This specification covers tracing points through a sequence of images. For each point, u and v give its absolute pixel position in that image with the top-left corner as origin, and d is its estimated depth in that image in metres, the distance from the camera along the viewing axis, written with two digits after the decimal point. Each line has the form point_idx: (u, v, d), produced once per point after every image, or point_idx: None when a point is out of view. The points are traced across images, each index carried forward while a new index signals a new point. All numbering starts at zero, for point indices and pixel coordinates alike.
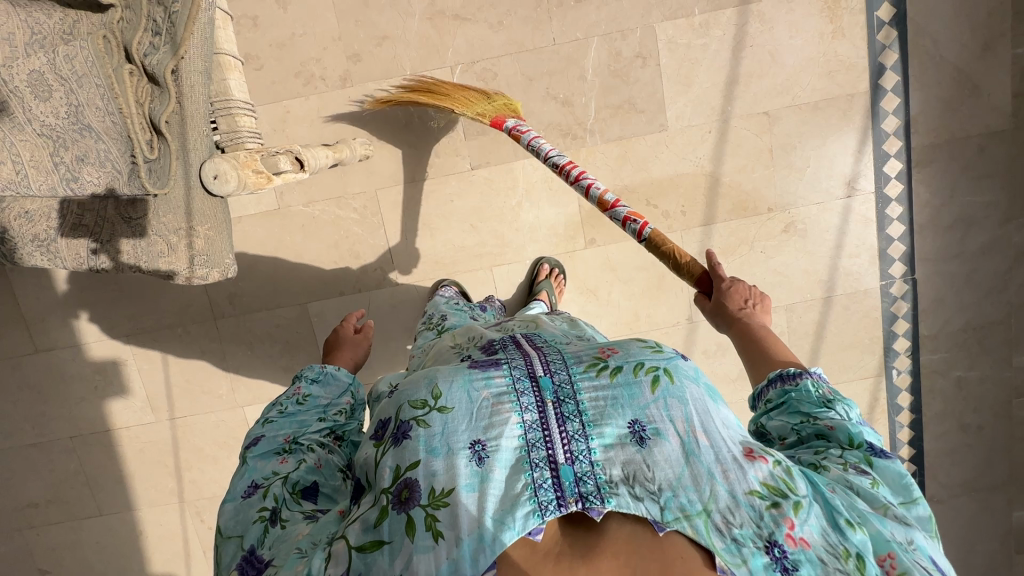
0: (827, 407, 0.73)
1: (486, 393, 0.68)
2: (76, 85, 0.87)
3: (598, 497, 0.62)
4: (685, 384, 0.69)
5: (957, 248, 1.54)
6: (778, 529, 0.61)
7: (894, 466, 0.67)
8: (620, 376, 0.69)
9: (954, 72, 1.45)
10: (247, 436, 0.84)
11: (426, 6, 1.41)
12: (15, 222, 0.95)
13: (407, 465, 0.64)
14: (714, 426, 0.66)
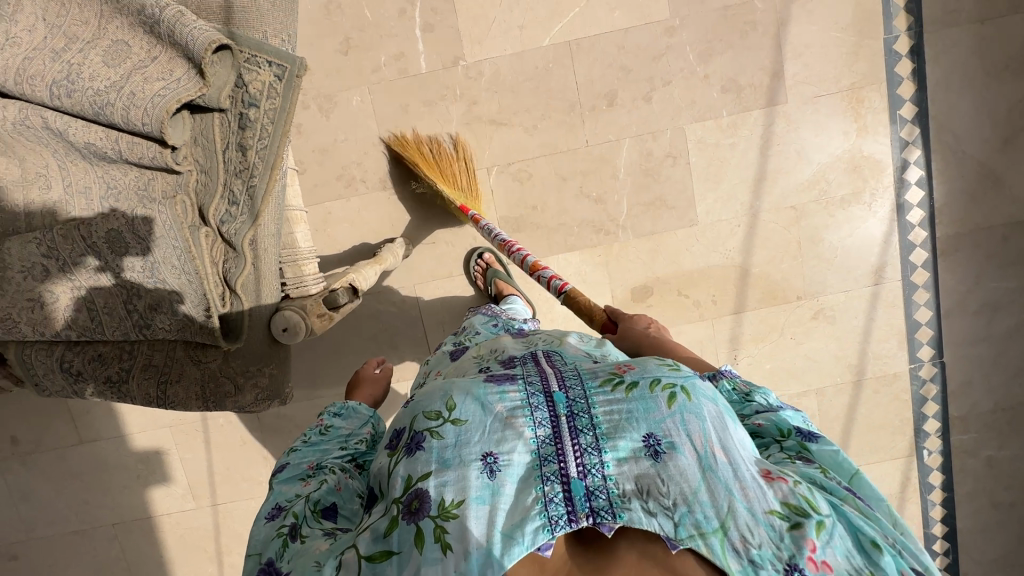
0: (748, 402, 0.72)
1: (500, 407, 0.64)
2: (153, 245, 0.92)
3: (609, 511, 0.58)
4: (704, 402, 0.62)
5: (984, 332, 1.57)
6: (799, 552, 0.55)
7: (827, 445, 0.66)
8: (636, 391, 0.63)
9: (976, 165, 1.49)
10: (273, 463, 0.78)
11: (463, 113, 1.46)
12: (89, 366, 0.99)
13: (418, 476, 0.61)
14: (733, 443, 0.60)
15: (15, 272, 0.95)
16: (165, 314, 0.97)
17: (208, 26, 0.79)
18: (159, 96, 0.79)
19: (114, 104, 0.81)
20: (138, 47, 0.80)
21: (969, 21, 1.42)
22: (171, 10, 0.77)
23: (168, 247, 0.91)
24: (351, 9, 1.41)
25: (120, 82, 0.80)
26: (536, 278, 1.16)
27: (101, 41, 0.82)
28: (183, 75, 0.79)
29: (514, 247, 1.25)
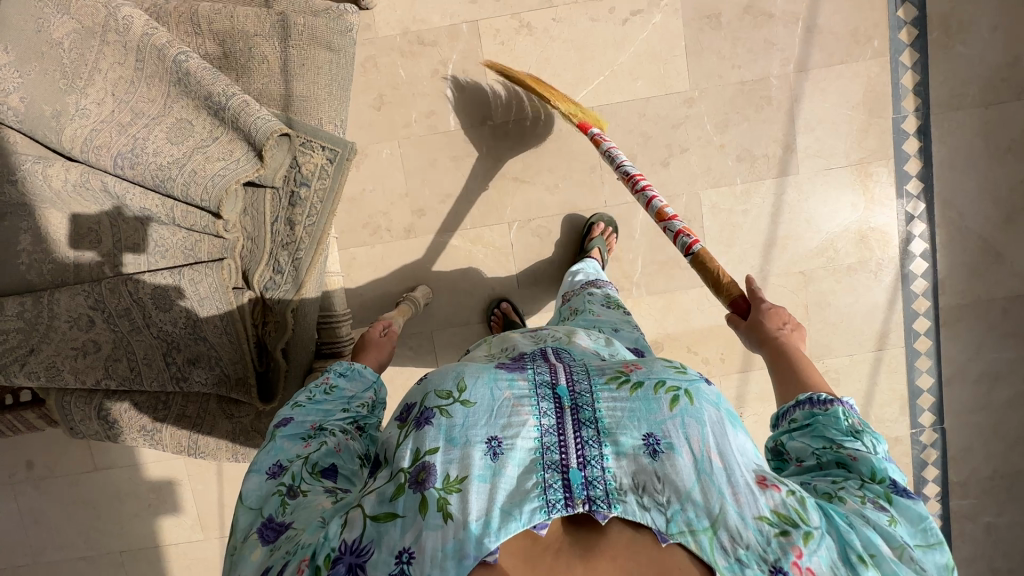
0: (855, 437, 0.71)
1: (508, 393, 0.69)
2: (197, 304, 0.97)
3: (606, 502, 0.62)
4: (707, 407, 0.67)
5: (984, 400, 1.61)
6: (784, 556, 0.60)
7: (916, 507, 0.65)
8: (640, 391, 0.69)
9: (978, 240, 1.54)
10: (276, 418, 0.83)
11: (489, 169, 1.52)
12: (126, 414, 1.03)
13: (425, 450, 0.66)
14: (731, 449, 0.65)
15: (60, 322, 1.00)
16: (203, 368, 1.01)
17: (270, 112, 0.86)
18: (219, 174, 0.84)
19: (174, 177, 0.86)
20: (202, 126, 0.86)
21: (974, 104, 1.49)
22: (237, 98, 0.83)
23: (212, 306, 0.96)
24: (386, 68, 1.48)
25: (182, 158, 0.86)
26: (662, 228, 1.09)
27: (166, 117, 0.88)
28: (243, 155, 0.85)
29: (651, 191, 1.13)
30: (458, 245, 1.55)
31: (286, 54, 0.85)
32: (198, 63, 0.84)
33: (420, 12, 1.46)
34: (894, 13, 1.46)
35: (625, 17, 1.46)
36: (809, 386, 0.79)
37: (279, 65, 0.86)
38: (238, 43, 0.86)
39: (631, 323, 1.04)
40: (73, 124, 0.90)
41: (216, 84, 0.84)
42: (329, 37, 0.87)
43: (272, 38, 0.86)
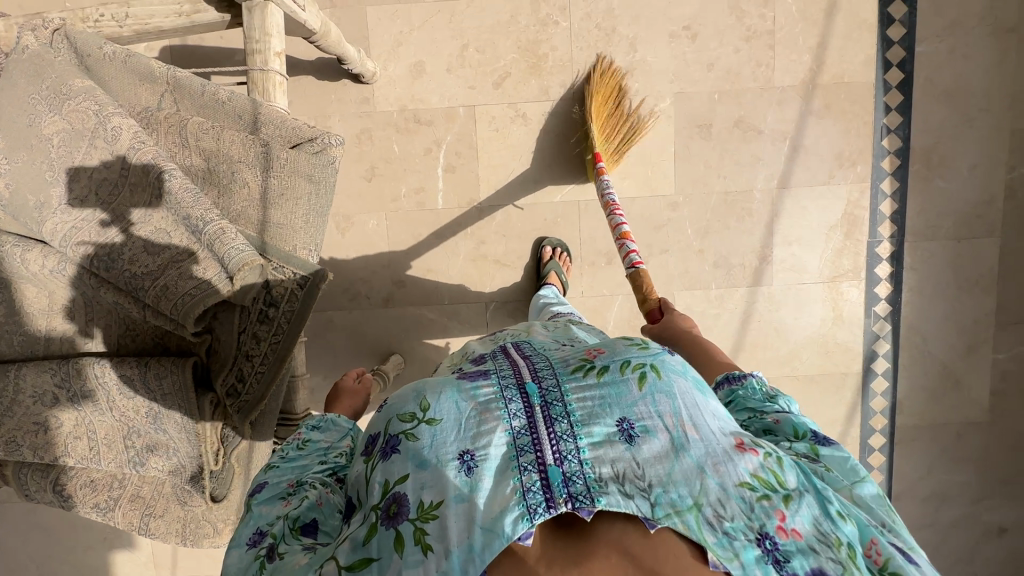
0: (772, 402, 0.77)
1: (473, 403, 0.67)
2: (159, 396, 0.99)
3: (589, 497, 0.60)
4: (673, 379, 0.68)
5: (930, 518, 1.65)
6: (769, 522, 0.61)
7: (839, 453, 0.70)
8: (607, 376, 0.68)
9: (939, 365, 1.59)
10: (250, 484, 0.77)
11: (471, 249, 1.55)
12: (81, 491, 1.05)
13: (394, 480, 0.64)
14: (703, 418, 0.66)
15: (25, 398, 1.02)
16: (160, 455, 1.03)
17: (246, 234, 0.88)
18: (187, 292, 0.86)
19: (146, 289, 0.88)
20: (178, 240, 0.88)
21: (947, 236, 1.53)
22: (215, 223, 0.85)
23: (174, 403, 0.98)
24: (380, 142, 1.51)
25: (156, 271, 0.88)
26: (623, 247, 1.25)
27: (145, 226, 0.90)
28: (214, 276, 0.86)
29: (617, 213, 1.31)
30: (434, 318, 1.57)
31: (266, 183, 0.88)
32: (180, 183, 0.86)
33: (419, 93, 1.49)
34: (879, 142, 1.50)
35: (618, 119, 1.49)
36: (721, 367, 0.88)
37: (258, 191, 0.88)
38: (221, 163, 0.88)
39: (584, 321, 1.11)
40: (52, 220, 0.93)
41: (196, 206, 0.86)
42: (311, 170, 0.90)
43: (254, 164, 0.88)
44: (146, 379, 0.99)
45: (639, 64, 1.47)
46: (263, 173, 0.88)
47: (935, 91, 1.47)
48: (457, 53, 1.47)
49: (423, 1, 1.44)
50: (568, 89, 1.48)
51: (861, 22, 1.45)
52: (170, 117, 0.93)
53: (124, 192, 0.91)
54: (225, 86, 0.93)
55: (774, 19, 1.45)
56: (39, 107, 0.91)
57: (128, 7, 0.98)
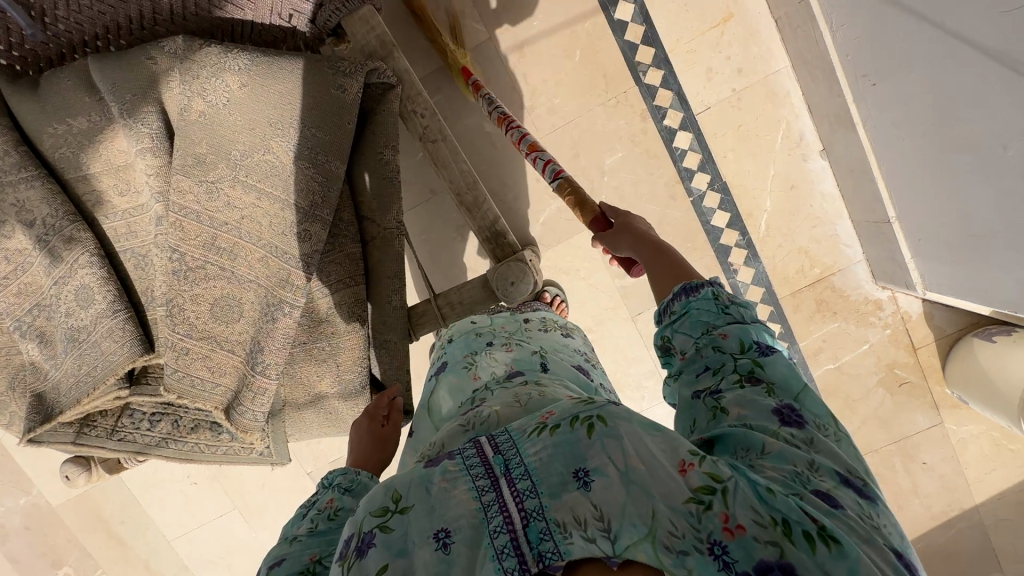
0: (726, 315, 0.61)
1: (442, 479, 0.53)
2: (94, 331, 0.96)
3: (556, 551, 0.47)
4: (624, 423, 0.51)
5: None
6: (710, 524, 0.46)
7: (784, 364, 0.58)
8: (560, 433, 0.52)
9: None
10: (264, 562, 0.59)
11: None
12: None
13: (373, 574, 0.49)
14: (645, 446, 0.50)
15: (8, 195, 0.94)
16: (43, 348, 0.99)
17: (273, 395, 0.91)
18: (187, 376, 0.85)
19: (173, 328, 0.85)
20: (238, 330, 0.87)
21: None
22: (265, 378, 0.87)
23: (93, 357, 0.95)
24: None
25: (199, 332, 0.86)
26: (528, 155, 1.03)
27: (230, 288, 0.87)
28: (221, 392, 0.86)
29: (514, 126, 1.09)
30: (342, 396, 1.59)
31: (330, 391, 0.92)
32: (285, 330, 0.86)
33: None
34: None
35: None
36: (681, 276, 0.71)
37: (312, 390, 0.93)
38: (327, 341, 0.90)
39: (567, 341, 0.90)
40: (190, 182, 0.86)
41: (274, 350, 0.87)
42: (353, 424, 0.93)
43: (341, 376, 0.91)
44: (102, 314, 0.96)
45: None
46: (336, 388, 0.92)
47: None
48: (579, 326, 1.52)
49: (609, 279, 1.49)
50: None
51: None
52: (350, 256, 0.91)
53: (252, 252, 0.87)
54: (426, 295, 0.96)
55: None
56: (291, 128, 0.86)
57: (440, 140, 0.96)
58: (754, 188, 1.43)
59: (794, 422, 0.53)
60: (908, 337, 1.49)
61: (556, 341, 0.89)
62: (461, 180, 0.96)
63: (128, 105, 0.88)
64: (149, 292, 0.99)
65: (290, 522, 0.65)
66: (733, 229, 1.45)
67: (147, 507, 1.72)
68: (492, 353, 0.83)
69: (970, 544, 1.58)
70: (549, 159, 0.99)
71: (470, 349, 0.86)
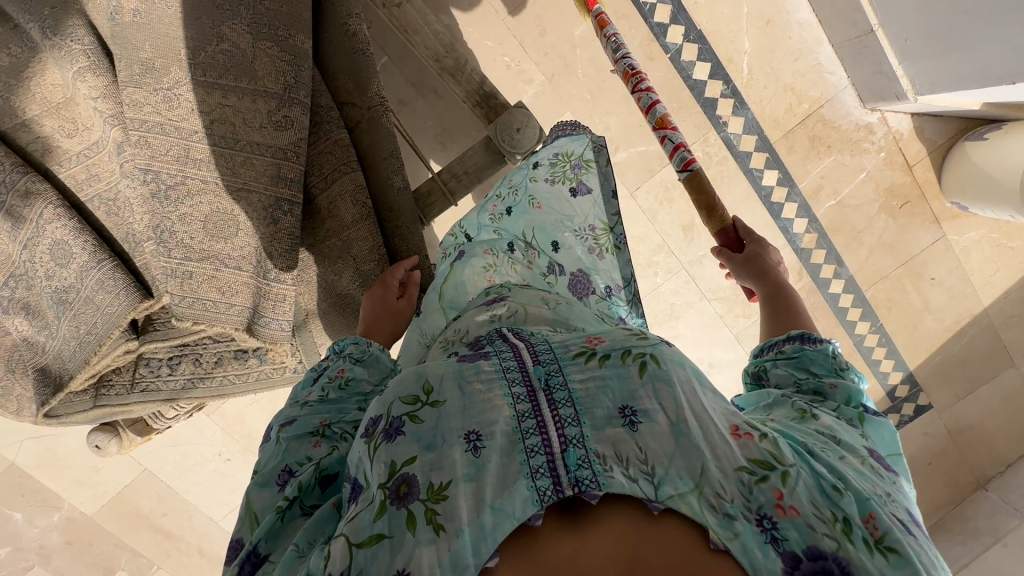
0: (838, 372, 0.67)
1: (479, 385, 0.54)
2: (82, 289, 0.89)
3: (593, 479, 0.50)
4: (676, 368, 0.55)
5: None
6: (767, 501, 0.50)
7: (884, 424, 0.63)
8: (609, 364, 0.56)
9: None
10: (277, 420, 0.65)
11: None
12: None
13: (402, 461, 0.51)
14: (702, 406, 0.54)
15: None
16: (33, 321, 0.92)
17: (294, 307, 0.86)
18: (197, 300, 0.80)
19: (171, 255, 0.79)
20: (238, 245, 0.80)
21: None
22: (280, 285, 0.82)
23: (90, 315, 0.89)
24: None
25: (198, 252, 0.80)
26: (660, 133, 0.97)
27: (219, 201, 0.80)
28: (237, 310, 0.80)
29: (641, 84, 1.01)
30: None
31: (353, 290, 0.84)
32: (290, 229, 0.80)
33: None
34: None
35: None
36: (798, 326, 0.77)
37: (333, 294, 0.85)
38: (338, 237, 0.83)
39: (576, 206, 0.85)
40: (145, 93, 0.79)
41: (282, 254, 0.81)
42: None
43: (360, 272, 0.84)
44: (86, 268, 0.88)
45: None
46: (356, 285, 0.84)
47: None
48: None
49: None
50: None
51: None
52: (338, 143, 0.84)
53: (232, 156, 0.80)
54: (430, 176, 0.90)
55: None
56: (238, 8, 0.79)
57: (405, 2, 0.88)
58: (731, 32, 1.38)
59: (882, 463, 0.58)
60: (902, 156, 1.50)
61: (563, 214, 0.84)
62: (437, 44, 0.89)
63: (50, 22, 0.79)
64: (130, 237, 0.91)
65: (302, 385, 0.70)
66: (716, 79, 1.41)
67: (185, 493, 1.69)
68: (513, 262, 0.79)
69: (982, 339, 1.68)
70: (677, 145, 0.94)
71: (491, 247, 0.81)
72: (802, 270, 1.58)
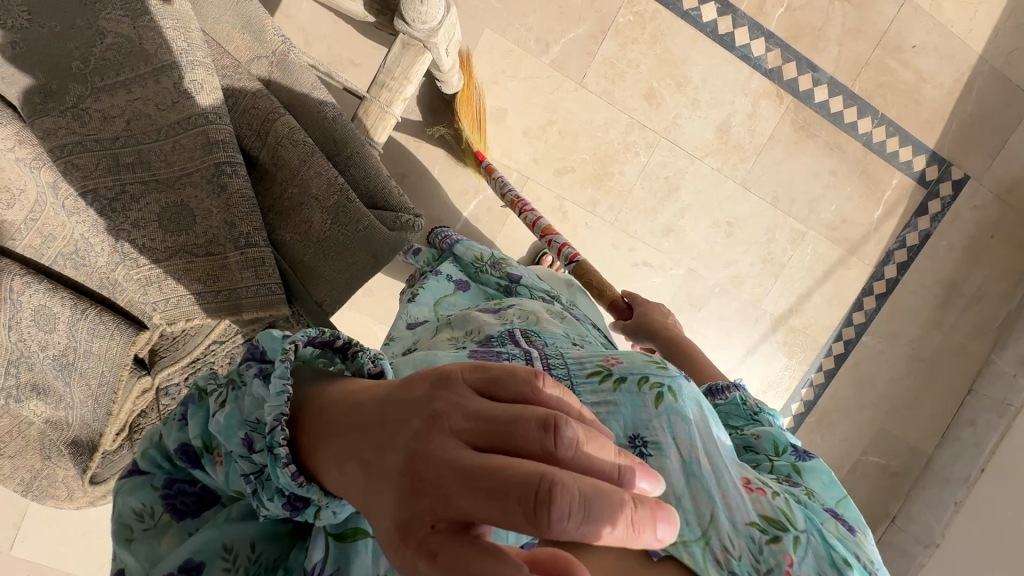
0: (752, 420, 0.88)
1: None
2: (81, 348, 0.86)
3: None
4: (689, 405, 0.72)
5: None
6: (777, 566, 0.61)
7: (818, 465, 0.79)
8: (623, 389, 0.73)
9: None
10: (226, 420, 0.59)
11: None
12: None
13: None
14: (715, 451, 0.69)
15: None
16: (48, 401, 0.89)
17: (280, 272, 0.80)
18: (186, 298, 0.78)
19: (140, 263, 0.77)
20: (202, 230, 0.78)
21: None
22: (257, 249, 0.76)
23: (97, 368, 0.86)
24: (423, 153, 1.43)
25: (162, 251, 0.77)
26: (545, 240, 1.25)
27: (167, 195, 0.78)
28: (226, 293, 0.78)
29: (525, 210, 1.28)
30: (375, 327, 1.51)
31: (328, 231, 0.80)
32: (242, 189, 0.76)
33: (487, 136, 1.43)
34: (799, 388, 1.76)
35: (636, 262, 1.57)
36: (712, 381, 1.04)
37: (313, 240, 0.80)
38: (294, 184, 0.79)
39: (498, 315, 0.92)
40: (55, 118, 0.75)
41: (246, 219, 0.76)
42: (380, 250, 0.81)
43: (329, 209, 0.79)
44: (76, 325, 0.85)
45: (677, 228, 1.56)
46: (331, 223, 0.79)
47: (853, 373, 1.78)
48: (540, 123, 1.44)
49: (540, 60, 1.41)
50: (612, 213, 1.53)
51: (841, 297, 1.70)
52: (258, 95, 0.80)
53: (162, 148, 0.77)
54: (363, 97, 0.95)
55: (789, 256, 1.64)
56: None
57: None
58: None
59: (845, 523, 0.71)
60: None
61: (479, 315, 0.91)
62: None
63: None
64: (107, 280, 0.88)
65: (225, 434, 0.58)
66: None
67: None
68: (516, 309, 0.92)
69: (992, 87, 1.60)
70: (562, 245, 1.22)
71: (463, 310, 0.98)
72: (782, 90, 1.51)
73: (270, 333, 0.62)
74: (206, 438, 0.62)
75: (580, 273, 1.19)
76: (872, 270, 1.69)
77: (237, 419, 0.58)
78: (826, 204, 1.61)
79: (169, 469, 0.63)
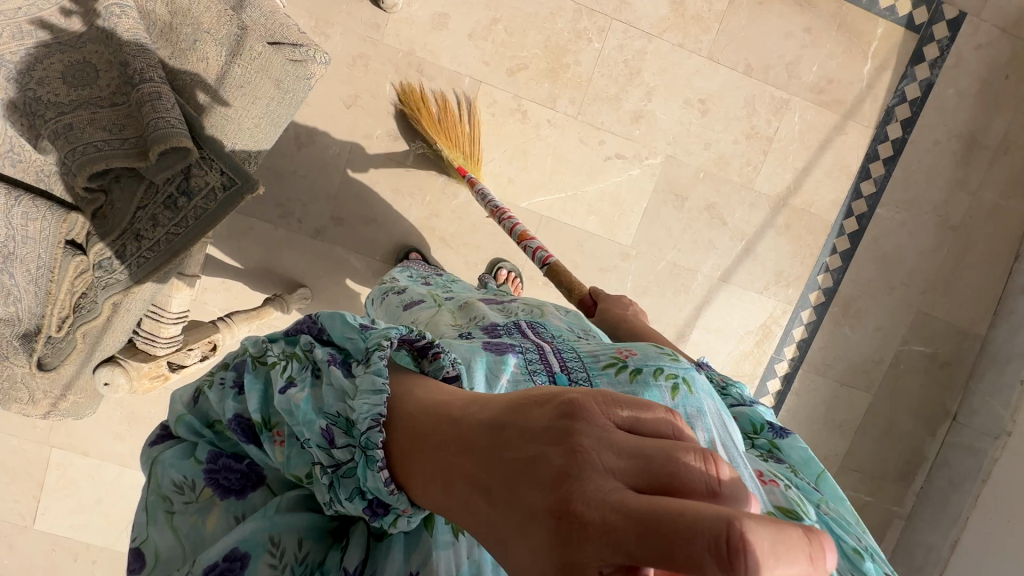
0: (725, 393, 0.76)
1: (506, 379, 0.56)
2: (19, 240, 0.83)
3: None
4: (704, 398, 0.61)
5: None
6: None
7: (798, 445, 0.69)
8: (640, 379, 0.59)
9: None
10: (295, 405, 0.49)
11: (424, 216, 1.50)
12: None
13: None
14: (732, 442, 0.59)
15: None
16: None
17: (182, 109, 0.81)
18: (91, 145, 0.76)
19: (47, 119, 0.76)
20: (106, 83, 0.79)
21: (833, 377, 1.68)
22: (151, 85, 0.76)
23: (34, 253, 0.84)
24: (374, 71, 1.42)
25: (68, 104, 0.77)
26: (521, 245, 1.21)
27: (69, 54, 0.79)
28: (131, 139, 0.76)
29: (506, 218, 1.25)
30: (351, 255, 1.50)
31: (225, 64, 0.86)
32: (134, 30, 0.78)
33: (432, 43, 1.42)
34: (816, 275, 1.62)
35: (608, 155, 1.50)
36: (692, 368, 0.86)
37: (212, 76, 0.87)
38: (186, 25, 0.84)
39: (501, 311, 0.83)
40: None
41: (139, 57, 0.78)
42: (282, 77, 0.91)
43: (222, 41, 0.86)
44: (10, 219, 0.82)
45: (646, 114, 1.49)
46: (227, 55, 0.86)
47: (874, 252, 1.62)
48: (484, 23, 1.43)
49: None
50: (573, 106, 1.48)
51: (844, 166, 1.57)
52: None
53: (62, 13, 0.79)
54: None
55: (776, 128, 1.53)
56: None
57: None
58: None
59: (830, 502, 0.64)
60: None
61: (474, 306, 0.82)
62: None
63: None
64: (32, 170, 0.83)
65: (300, 420, 0.48)
66: None
67: None
68: (520, 303, 0.84)
69: None
70: (535, 248, 1.18)
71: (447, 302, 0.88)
72: None
73: (341, 316, 0.53)
74: (266, 414, 0.51)
75: (553, 274, 1.14)
76: (874, 132, 1.56)
77: (315, 408, 0.49)
78: (805, 66, 1.50)
79: (212, 439, 0.54)
